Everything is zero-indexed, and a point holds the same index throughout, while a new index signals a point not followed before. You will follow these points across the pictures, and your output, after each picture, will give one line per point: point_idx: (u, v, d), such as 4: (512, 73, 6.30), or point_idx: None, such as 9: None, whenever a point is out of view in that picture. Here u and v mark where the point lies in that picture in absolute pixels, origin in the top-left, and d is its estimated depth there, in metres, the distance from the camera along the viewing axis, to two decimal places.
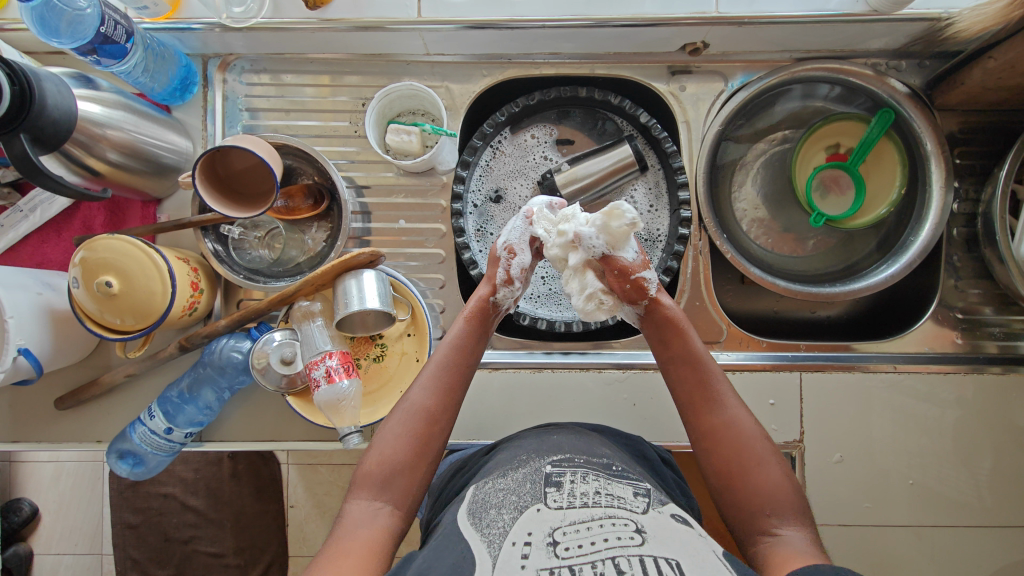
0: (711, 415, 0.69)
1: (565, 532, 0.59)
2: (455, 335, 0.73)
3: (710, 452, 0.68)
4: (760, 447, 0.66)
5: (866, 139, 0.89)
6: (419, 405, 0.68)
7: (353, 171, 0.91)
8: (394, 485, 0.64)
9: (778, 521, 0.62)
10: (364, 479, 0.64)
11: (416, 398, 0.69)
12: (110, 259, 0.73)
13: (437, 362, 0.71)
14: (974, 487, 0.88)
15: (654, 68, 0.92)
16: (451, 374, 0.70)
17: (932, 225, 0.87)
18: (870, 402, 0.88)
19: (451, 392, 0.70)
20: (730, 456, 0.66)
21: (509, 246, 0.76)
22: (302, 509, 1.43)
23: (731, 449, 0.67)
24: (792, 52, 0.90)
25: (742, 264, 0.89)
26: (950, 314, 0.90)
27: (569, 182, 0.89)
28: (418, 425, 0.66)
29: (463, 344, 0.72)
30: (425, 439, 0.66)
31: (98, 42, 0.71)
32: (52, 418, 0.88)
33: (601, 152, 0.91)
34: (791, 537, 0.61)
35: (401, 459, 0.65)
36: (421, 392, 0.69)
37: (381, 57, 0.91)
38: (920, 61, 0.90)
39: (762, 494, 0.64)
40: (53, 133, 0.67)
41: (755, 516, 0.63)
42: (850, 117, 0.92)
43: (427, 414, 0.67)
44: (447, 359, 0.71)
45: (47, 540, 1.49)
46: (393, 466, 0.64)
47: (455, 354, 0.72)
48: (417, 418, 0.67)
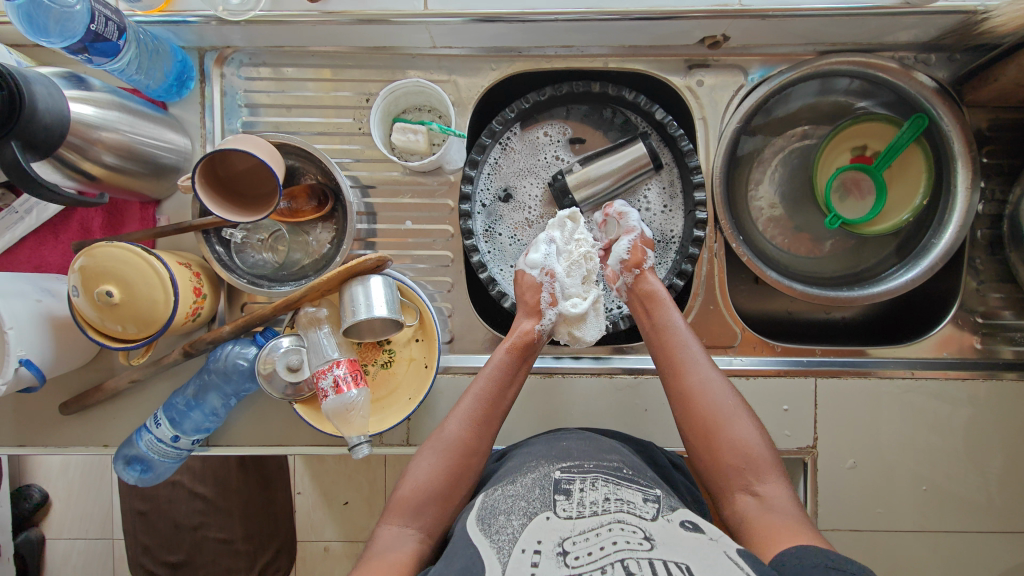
0: (687, 377, 0.73)
1: (575, 541, 0.57)
2: (495, 367, 0.76)
3: (684, 410, 0.72)
4: (730, 405, 0.70)
5: (896, 143, 0.85)
6: (454, 435, 0.71)
7: (358, 170, 0.88)
8: (425, 512, 0.66)
9: (755, 479, 0.65)
10: (399, 505, 0.67)
11: (452, 430, 0.72)
12: (109, 267, 0.71)
13: (476, 394, 0.74)
14: (986, 493, 0.87)
15: (671, 62, 0.88)
16: (486, 409, 0.73)
17: (955, 230, 0.84)
18: (885, 407, 0.87)
19: (487, 425, 0.73)
20: (702, 415, 0.70)
21: (547, 270, 0.81)
22: (308, 495, 1.52)
23: (704, 409, 0.70)
24: (816, 46, 0.86)
25: (759, 268, 0.87)
26: (970, 319, 0.88)
27: (583, 184, 0.86)
28: (453, 456, 0.70)
29: (501, 378, 0.75)
30: (461, 470, 0.70)
31: (89, 40, 0.67)
32: (57, 422, 0.87)
33: (619, 149, 0.87)
34: (770, 489, 0.63)
35: (438, 488, 0.68)
36: (459, 424, 0.72)
37: (385, 50, 0.87)
38: (950, 54, 0.86)
39: (735, 447, 0.67)
40: (46, 137, 0.64)
41: (733, 473, 0.66)
42: (877, 118, 0.88)
43: (463, 445, 0.71)
44: (486, 391, 0.75)
45: (58, 525, 1.49)
46: (426, 492, 0.67)
47: (493, 387, 0.75)
48: (453, 451, 0.70)
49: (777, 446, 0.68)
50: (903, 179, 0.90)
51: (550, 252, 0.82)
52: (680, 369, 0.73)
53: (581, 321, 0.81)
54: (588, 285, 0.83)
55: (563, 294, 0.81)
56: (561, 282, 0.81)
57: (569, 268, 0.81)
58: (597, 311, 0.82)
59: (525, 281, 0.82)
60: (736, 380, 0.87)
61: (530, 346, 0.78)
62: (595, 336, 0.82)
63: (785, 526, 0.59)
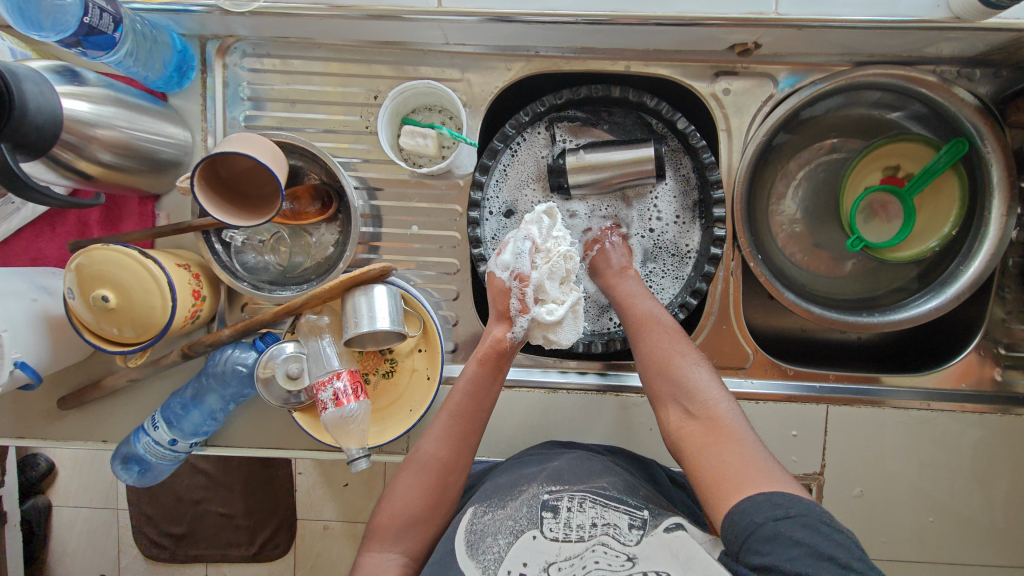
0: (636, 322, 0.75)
1: (560, 568, 0.59)
2: (469, 381, 0.72)
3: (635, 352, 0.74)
4: (674, 343, 0.71)
5: (930, 168, 0.82)
6: (431, 455, 0.70)
7: (365, 171, 0.85)
8: (407, 536, 0.67)
9: (692, 403, 0.66)
10: (379, 530, 0.67)
11: (427, 449, 0.70)
12: (102, 271, 0.69)
13: (451, 412, 0.72)
14: (991, 525, 0.86)
15: (697, 68, 0.83)
16: (465, 423, 0.71)
17: (985, 259, 0.80)
18: (897, 437, 0.85)
19: (465, 442, 0.71)
20: (648, 354, 0.72)
21: (518, 274, 0.74)
22: (309, 476, 1.42)
23: (648, 347, 0.72)
24: (853, 56, 0.81)
25: (776, 289, 0.84)
26: (993, 349, 0.85)
27: (580, 169, 0.82)
28: (430, 478, 0.69)
29: (477, 391, 0.72)
30: (439, 492, 0.69)
31: (84, 33, 0.64)
32: (55, 416, 0.86)
33: (631, 146, 0.82)
34: (705, 410, 0.65)
35: (416, 511, 0.67)
36: (433, 443, 0.70)
37: (396, 45, 0.83)
38: (997, 71, 0.81)
39: (675, 377, 0.68)
40: (38, 139, 0.61)
41: (673, 400, 0.68)
42: (914, 139, 0.84)
43: (440, 465, 0.69)
44: (459, 406, 0.72)
45: (64, 494, 1.50)
46: (407, 517, 0.67)
47: (465, 402, 0.72)
48: (429, 471, 0.69)
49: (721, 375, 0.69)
50: (934, 210, 0.86)
51: (524, 251, 0.74)
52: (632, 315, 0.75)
53: (557, 325, 0.74)
54: (568, 288, 0.75)
55: (538, 298, 0.74)
56: (535, 285, 0.73)
57: (548, 269, 0.73)
58: (575, 315, 0.75)
59: (494, 285, 0.76)
60: (744, 403, 0.85)
61: (502, 354, 0.73)
62: (572, 339, 0.75)
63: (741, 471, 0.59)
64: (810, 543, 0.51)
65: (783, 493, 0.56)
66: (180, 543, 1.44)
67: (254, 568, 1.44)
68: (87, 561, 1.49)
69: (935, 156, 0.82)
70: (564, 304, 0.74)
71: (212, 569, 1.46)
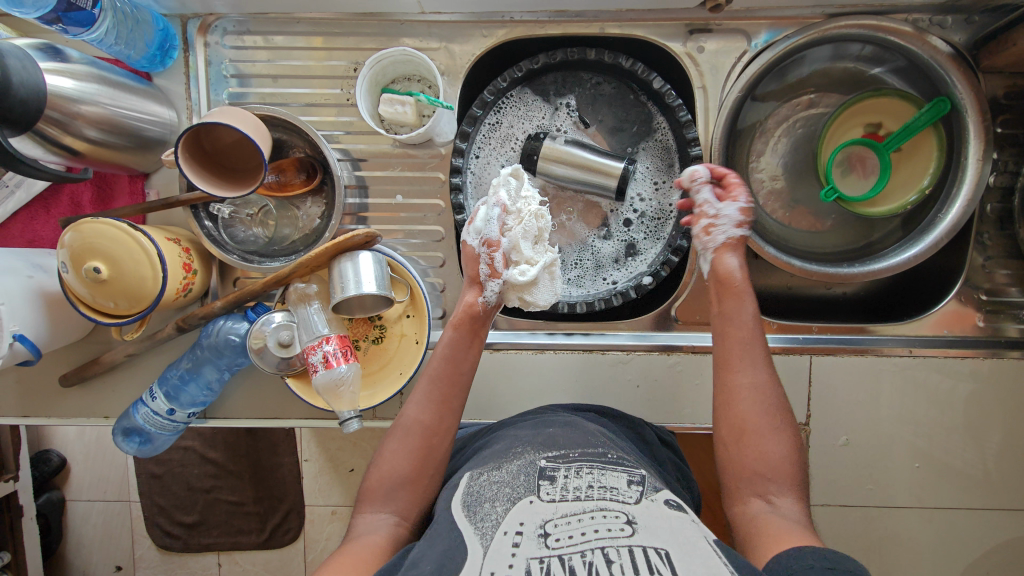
0: (738, 375, 0.68)
1: (557, 524, 0.57)
2: (445, 346, 0.75)
3: (723, 406, 0.68)
4: (774, 415, 0.66)
5: (911, 126, 0.81)
6: (412, 419, 0.71)
7: (349, 143, 0.86)
8: (397, 496, 0.67)
9: (775, 489, 0.62)
10: (370, 492, 0.68)
11: (412, 414, 0.72)
12: (97, 243, 0.71)
13: (430, 376, 0.74)
14: (982, 469, 0.87)
15: (671, 27, 0.84)
16: (445, 387, 0.73)
17: (963, 204, 0.81)
18: (881, 386, 0.86)
19: (446, 405, 0.73)
20: (740, 415, 0.66)
21: (487, 240, 0.76)
22: (315, 462, 1.44)
23: (746, 410, 0.66)
24: (824, 8, 0.82)
25: (756, 243, 0.85)
26: (975, 296, 0.86)
27: (553, 160, 0.84)
28: (414, 439, 0.70)
29: (453, 355, 0.74)
30: (424, 454, 0.70)
31: (62, 9, 0.66)
32: (58, 395, 0.88)
33: (603, 154, 0.84)
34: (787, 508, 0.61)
35: (404, 472, 0.69)
36: (418, 408, 0.72)
37: (374, 17, 0.84)
38: (969, 16, 0.81)
39: (763, 455, 0.64)
40: (23, 113, 0.63)
41: (756, 479, 0.63)
42: (887, 92, 0.84)
43: (423, 427, 0.71)
44: (440, 371, 0.74)
45: (77, 488, 1.52)
46: (397, 477, 0.68)
47: (444, 366, 0.74)
48: (413, 434, 0.71)
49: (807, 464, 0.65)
50: (910, 163, 0.87)
51: (493, 218, 0.76)
52: (732, 367, 0.69)
53: (532, 287, 0.76)
54: (540, 248, 0.76)
55: (510, 260, 0.76)
56: (504, 248, 0.75)
57: (521, 229, 0.74)
58: (550, 275, 0.77)
59: (466, 251, 0.78)
60: None
61: (475, 319, 0.76)
62: (549, 300, 0.77)
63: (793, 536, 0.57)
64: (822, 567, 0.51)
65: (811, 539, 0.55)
66: (193, 531, 1.47)
67: (266, 553, 1.47)
68: (105, 552, 1.52)
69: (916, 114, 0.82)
70: (534, 266, 0.75)
71: (225, 556, 1.49)
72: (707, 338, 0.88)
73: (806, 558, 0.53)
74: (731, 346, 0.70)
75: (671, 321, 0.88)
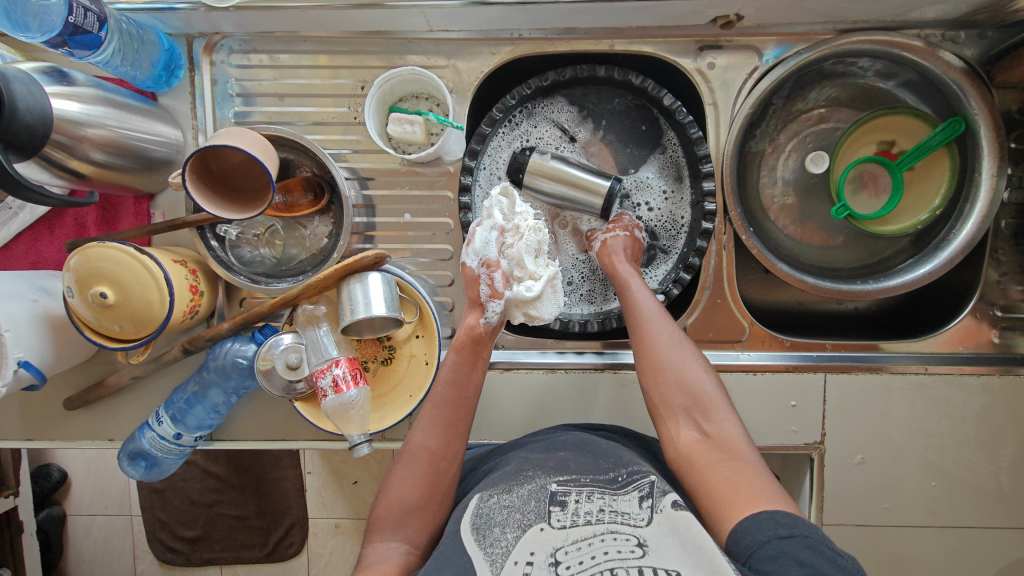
0: (641, 326, 0.73)
1: (567, 551, 0.56)
2: (449, 370, 0.74)
3: (638, 357, 0.72)
4: (684, 352, 0.71)
5: (924, 145, 0.81)
6: (419, 444, 0.71)
7: (356, 162, 0.85)
8: (407, 523, 0.66)
9: (702, 417, 0.66)
10: (379, 522, 0.67)
11: (418, 440, 0.71)
12: (100, 267, 0.69)
13: (435, 401, 0.73)
14: (996, 484, 0.86)
15: (681, 43, 0.83)
16: (450, 411, 0.72)
17: (977, 221, 0.80)
18: (896, 403, 0.85)
19: (452, 428, 0.72)
20: (656, 360, 0.71)
21: (485, 261, 0.76)
22: (319, 476, 1.43)
23: (656, 353, 0.71)
24: (836, 24, 0.81)
25: (769, 261, 0.84)
26: (989, 312, 0.85)
27: (541, 173, 0.82)
28: (421, 465, 0.69)
29: (458, 379, 0.73)
30: (432, 479, 0.69)
31: (69, 33, 0.65)
32: (62, 417, 0.87)
33: (591, 171, 0.82)
34: (718, 427, 0.65)
35: (412, 499, 0.67)
36: (423, 434, 0.71)
37: (381, 35, 0.84)
38: (981, 31, 0.80)
39: (683, 388, 0.68)
40: (29, 139, 0.62)
41: (682, 412, 0.68)
42: (899, 112, 0.84)
43: (430, 453, 0.70)
44: (444, 396, 0.73)
45: (78, 502, 1.50)
46: (406, 505, 0.67)
47: (449, 390, 0.73)
48: (419, 460, 0.70)
49: (726, 387, 0.70)
50: (920, 185, 0.86)
51: (491, 240, 0.76)
52: (640, 321, 0.73)
53: (536, 300, 0.76)
54: (542, 263, 0.77)
55: (512, 278, 0.76)
56: (503, 270, 0.75)
57: (522, 246, 0.75)
58: (553, 288, 0.78)
59: (466, 273, 0.78)
60: (742, 375, 0.85)
61: (478, 341, 0.75)
62: (553, 313, 0.77)
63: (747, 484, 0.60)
64: (813, 563, 0.51)
65: (792, 516, 0.55)
66: (195, 546, 1.45)
67: (269, 569, 1.45)
68: (106, 567, 1.51)
69: (930, 133, 0.82)
70: (539, 279, 0.75)
71: (227, 571, 1.47)
72: (720, 356, 0.86)
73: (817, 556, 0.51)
74: (636, 300, 0.75)
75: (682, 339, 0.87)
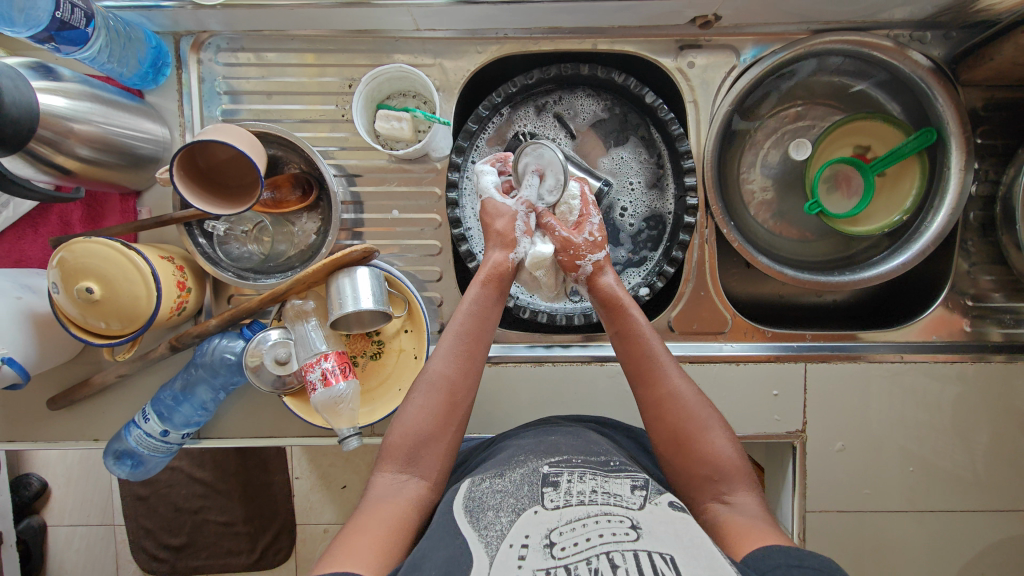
0: (656, 387, 0.69)
1: (562, 532, 0.57)
2: (472, 302, 0.72)
3: (650, 419, 0.69)
4: (706, 417, 0.68)
5: (897, 151, 0.84)
6: (439, 374, 0.69)
7: (343, 159, 0.86)
8: (419, 457, 0.67)
9: (727, 488, 0.64)
10: (391, 452, 0.67)
11: (436, 369, 0.70)
12: (88, 263, 0.69)
13: (456, 331, 0.71)
14: (972, 471, 0.88)
15: (662, 43, 0.86)
16: (473, 343, 0.71)
17: (947, 212, 0.83)
18: (874, 390, 0.88)
19: (471, 360, 0.71)
20: (672, 425, 0.67)
21: (527, 202, 0.77)
22: (306, 481, 1.42)
23: (677, 419, 0.68)
24: (810, 24, 0.84)
25: (750, 254, 0.86)
26: (961, 301, 0.88)
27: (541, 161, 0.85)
28: (438, 396, 0.69)
29: (481, 311, 0.72)
30: (449, 410, 0.69)
31: (55, 28, 0.66)
32: (46, 418, 0.86)
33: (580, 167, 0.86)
34: (740, 500, 0.63)
35: (426, 430, 0.67)
36: (442, 363, 0.70)
37: (367, 33, 0.85)
38: (947, 32, 0.84)
39: (707, 459, 0.65)
40: (15, 133, 0.62)
41: (706, 483, 0.65)
42: (873, 117, 0.87)
43: (449, 383, 0.69)
44: (465, 327, 0.71)
45: (59, 512, 1.47)
46: (420, 437, 0.67)
47: (471, 324, 0.72)
48: (438, 389, 0.69)
49: (745, 450, 0.68)
50: (893, 189, 0.90)
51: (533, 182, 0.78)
52: (650, 379, 0.70)
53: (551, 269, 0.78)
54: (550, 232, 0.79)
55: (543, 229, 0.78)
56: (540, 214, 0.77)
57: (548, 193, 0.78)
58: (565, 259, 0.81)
59: (492, 210, 0.78)
60: (725, 366, 0.87)
61: (503, 276, 0.74)
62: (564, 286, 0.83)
63: (749, 529, 0.60)
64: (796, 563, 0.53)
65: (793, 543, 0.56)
66: (180, 554, 1.43)
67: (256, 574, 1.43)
68: None
69: (904, 141, 0.85)
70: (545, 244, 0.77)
71: None
72: (703, 348, 0.88)
73: (783, 557, 0.54)
74: (649, 363, 0.70)
75: (667, 331, 0.89)
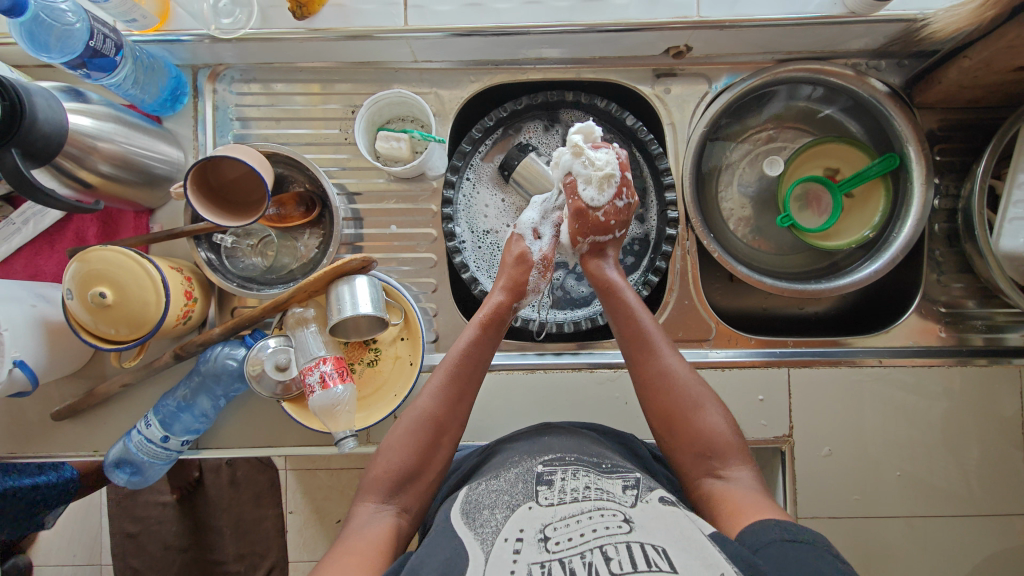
0: (649, 364, 0.74)
1: (556, 527, 0.58)
2: (468, 343, 0.76)
3: (646, 396, 0.74)
4: (698, 392, 0.72)
5: (862, 173, 0.90)
6: (426, 411, 0.73)
7: (344, 178, 0.92)
8: (401, 490, 0.69)
9: (719, 463, 0.68)
10: (373, 484, 0.69)
11: (423, 404, 0.74)
12: (105, 270, 0.73)
13: (448, 370, 0.75)
14: (961, 474, 0.90)
15: (641, 72, 0.94)
16: (462, 383, 0.75)
17: (914, 222, 0.88)
18: (857, 396, 0.90)
19: (460, 402, 0.75)
20: (663, 405, 0.72)
21: (544, 255, 0.82)
22: (300, 516, 1.39)
23: (668, 394, 0.72)
24: (774, 54, 0.92)
25: (729, 263, 0.89)
26: (934, 308, 0.92)
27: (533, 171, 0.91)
28: (423, 431, 0.72)
29: (477, 352, 0.76)
30: (431, 446, 0.72)
31: (88, 56, 0.72)
32: (49, 429, 0.88)
33: None
34: (732, 474, 0.67)
35: (409, 464, 0.70)
36: (429, 399, 0.74)
37: (369, 65, 0.92)
38: (899, 60, 0.92)
39: (700, 436, 0.69)
40: (44, 146, 0.67)
41: (699, 458, 0.69)
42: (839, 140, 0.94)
43: (434, 422, 0.72)
44: (458, 367, 0.75)
45: (45, 552, 1.45)
46: (404, 472, 0.69)
47: (464, 364, 0.75)
48: (425, 427, 0.72)
49: (743, 433, 0.71)
50: (862, 209, 0.96)
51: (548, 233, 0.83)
52: (644, 355, 0.75)
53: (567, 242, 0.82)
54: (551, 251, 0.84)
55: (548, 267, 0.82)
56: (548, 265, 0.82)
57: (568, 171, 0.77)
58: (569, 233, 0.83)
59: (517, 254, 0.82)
60: (711, 372, 0.90)
61: (502, 320, 0.78)
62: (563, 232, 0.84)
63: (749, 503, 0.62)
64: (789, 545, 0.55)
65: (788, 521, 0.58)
66: None
67: None
68: None
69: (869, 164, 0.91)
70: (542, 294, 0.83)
71: None
72: (689, 354, 0.91)
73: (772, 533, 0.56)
74: (644, 351, 0.75)
75: None
